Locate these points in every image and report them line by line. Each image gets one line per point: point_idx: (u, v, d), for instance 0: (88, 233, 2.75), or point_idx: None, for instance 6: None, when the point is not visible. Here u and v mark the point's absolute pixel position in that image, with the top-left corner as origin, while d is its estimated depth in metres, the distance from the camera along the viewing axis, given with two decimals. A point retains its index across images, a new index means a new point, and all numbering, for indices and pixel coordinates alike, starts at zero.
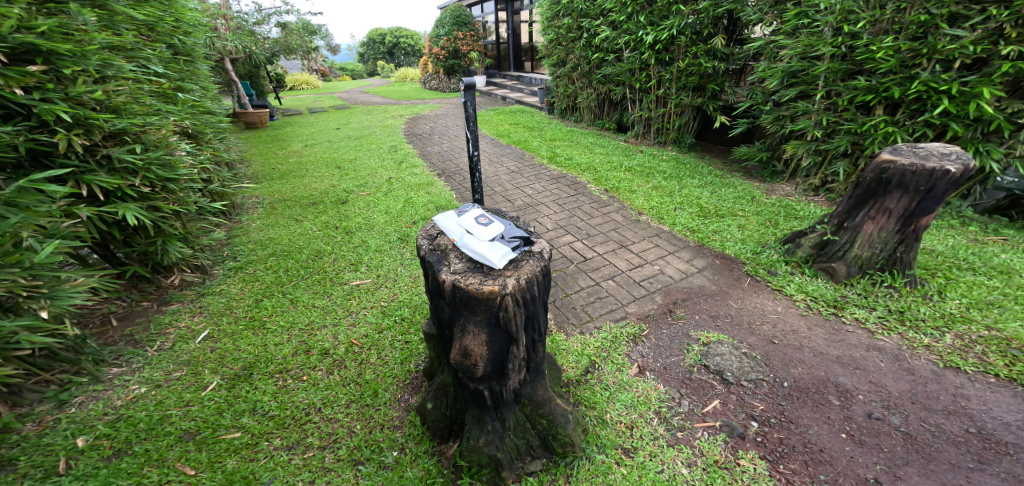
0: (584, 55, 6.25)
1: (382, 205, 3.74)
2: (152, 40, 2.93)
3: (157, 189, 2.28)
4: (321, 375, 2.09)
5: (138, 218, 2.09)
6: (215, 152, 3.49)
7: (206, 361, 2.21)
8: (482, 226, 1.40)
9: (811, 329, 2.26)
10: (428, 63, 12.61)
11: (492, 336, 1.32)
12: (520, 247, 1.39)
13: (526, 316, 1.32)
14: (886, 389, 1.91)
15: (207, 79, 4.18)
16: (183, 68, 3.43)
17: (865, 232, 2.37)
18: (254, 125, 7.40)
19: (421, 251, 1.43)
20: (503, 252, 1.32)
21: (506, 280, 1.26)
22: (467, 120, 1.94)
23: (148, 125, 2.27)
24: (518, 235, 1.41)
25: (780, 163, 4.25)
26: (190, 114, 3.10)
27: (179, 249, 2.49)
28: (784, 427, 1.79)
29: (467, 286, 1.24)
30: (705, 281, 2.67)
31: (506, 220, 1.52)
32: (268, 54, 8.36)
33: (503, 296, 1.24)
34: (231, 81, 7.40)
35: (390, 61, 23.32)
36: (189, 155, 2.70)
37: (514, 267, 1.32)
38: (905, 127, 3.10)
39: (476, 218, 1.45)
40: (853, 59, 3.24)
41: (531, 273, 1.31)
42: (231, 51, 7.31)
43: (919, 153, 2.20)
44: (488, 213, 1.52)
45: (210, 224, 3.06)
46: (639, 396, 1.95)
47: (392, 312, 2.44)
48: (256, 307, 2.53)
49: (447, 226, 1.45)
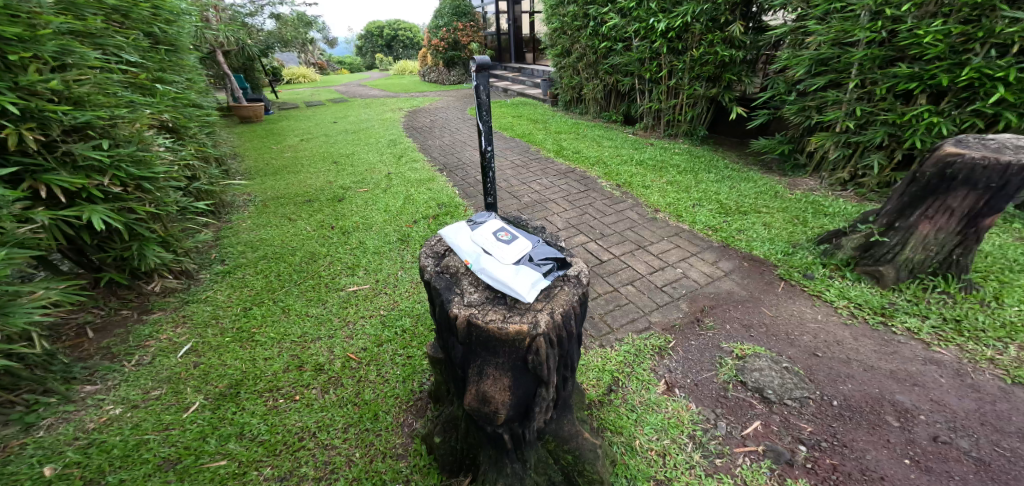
0: (590, 44, 5.97)
1: (381, 202, 3.51)
2: (127, 27, 2.68)
3: (131, 189, 2.08)
4: (315, 395, 1.88)
5: (109, 222, 1.87)
6: (203, 148, 3.25)
7: (189, 378, 1.99)
8: (504, 246, 1.20)
9: (857, 340, 2.07)
10: (426, 56, 12.31)
11: (516, 380, 1.11)
12: (551, 272, 1.20)
13: (558, 357, 1.11)
14: (950, 408, 1.71)
15: (194, 70, 3.93)
16: (165, 59, 3.18)
17: (920, 233, 2.18)
18: (248, 120, 7.15)
19: (427, 276, 1.22)
20: (533, 279, 1.13)
21: (538, 316, 1.06)
22: (478, 109, 1.72)
23: (117, 118, 2.05)
24: (549, 257, 1.23)
25: (802, 156, 4.04)
26: (172, 108, 2.86)
27: (157, 253, 2.26)
28: (836, 452, 1.58)
29: (487, 325, 1.03)
30: (733, 286, 2.47)
31: (531, 236, 1.33)
32: (262, 46, 8.10)
33: (534, 337, 1.03)
34: (224, 74, 7.13)
35: (388, 55, 22.99)
36: (167, 152, 2.47)
37: (547, 297, 1.12)
38: (952, 117, 2.91)
39: (495, 235, 1.26)
40: (894, 44, 3.05)
41: (568, 305, 1.11)
42: (222, 43, 7.03)
43: (989, 146, 1.99)
44: (509, 226, 1.32)
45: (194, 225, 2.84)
46: (670, 418, 1.73)
47: (392, 323, 2.21)
48: (245, 316, 2.31)
49: (460, 246, 1.25)
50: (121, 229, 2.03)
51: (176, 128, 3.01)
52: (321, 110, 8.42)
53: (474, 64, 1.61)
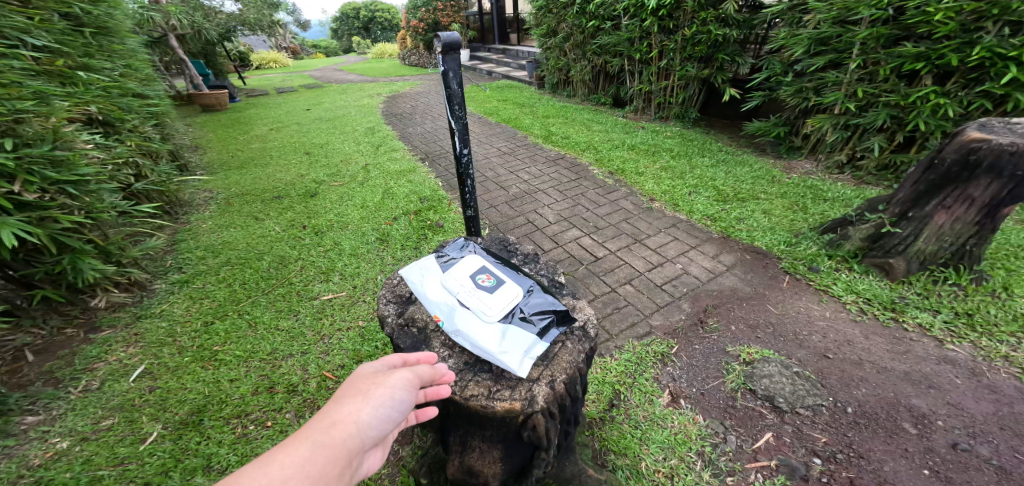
0: (577, 22, 5.68)
1: (357, 198, 3.28)
2: (34, 7, 2.40)
3: (49, 195, 1.87)
4: (290, 420, 1.68)
5: (26, 234, 1.69)
6: (145, 142, 2.97)
7: (144, 405, 1.75)
8: (486, 298, 1.04)
9: (869, 339, 1.97)
10: (406, 37, 11.78)
11: (508, 448, 1.07)
12: (550, 329, 1.05)
13: (557, 425, 1.05)
14: (968, 412, 1.60)
15: (136, 55, 3.56)
16: (91, 43, 2.88)
17: (935, 224, 2.11)
18: (212, 107, 6.70)
19: (387, 331, 1.17)
20: (526, 345, 0.99)
21: (535, 389, 0.99)
22: (448, 103, 1.58)
23: (22, 112, 1.84)
24: (546, 309, 1.06)
25: (797, 138, 3.92)
26: (101, 98, 2.65)
27: (94, 267, 2.06)
28: (854, 464, 1.44)
29: (474, 403, 0.97)
30: (737, 281, 2.36)
31: (520, 275, 1.15)
32: (224, 29, 7.56)
33: (530, 413, 0.97)
34: (181, 60, 6.64)
35: (366, 37, 22.12)
36: (97, 149, 2.32)
37: (547, 362, 1.05)
38: (958, 99, 2.83)
39: (474, 280, 1.09)
40: (900, 22, 2.93)
41: (570, 371, 1.04)
42: (175, 26, 6.51)
43: (1019, 130, 1.89)
44: (490, 265, 1.15)
45: (140, 234, 2.63)
46: (676, 433, 1.58)
47: (372, 336, 2.02)
48: (205, 333, 2.08)
49: (431, 297, 1.08)
50: (44, 241, 1.84)
51: (110, 120, 2.75)
52: (294, 96, 7.97)
53: (440, 42, 1.45)
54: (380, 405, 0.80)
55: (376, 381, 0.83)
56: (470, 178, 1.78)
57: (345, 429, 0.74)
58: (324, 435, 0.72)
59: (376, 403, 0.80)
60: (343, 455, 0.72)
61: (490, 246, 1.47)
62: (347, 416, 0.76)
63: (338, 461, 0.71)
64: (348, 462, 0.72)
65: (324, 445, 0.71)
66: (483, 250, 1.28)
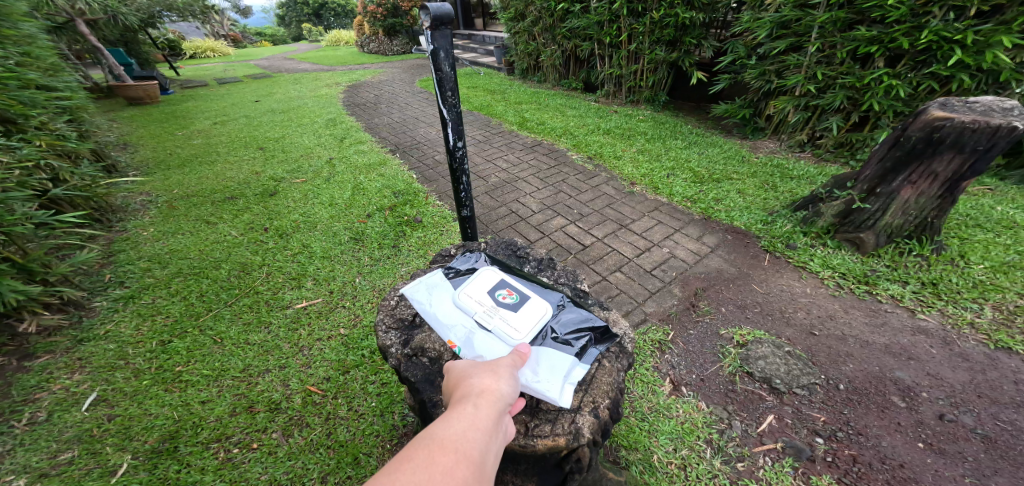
0: (545, 6, 5.56)
1: (323, 195, 3.07)
2: None
3: None
4: (277, 440, 1.53)
5: None
6: (59, 140, 2.67)
7: (105, 435, 1.53)
8: (514, 321, 1.07)
9: (848, 312, 2.04)
10: (362, 22, 11.22)
11: (543, 477, 1.12)
12: (588, 348, 1.08)
13: (598, 450, 1.12)
14: (947, 382, 1.70)
15: (35, 42, 3.11)
16: None
17: (902, 199, 2.19)
18: (139, 100, 6.16)
19: (395, 363, 1.20)
20: (567, 369, 1.01)
21: (579, 420, 1.05)
22: (439, 88, 1.49)
23: None
24: (581, 329, 1.10)
25: (761, 120, 4.01)
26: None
27: (14, 288, 1.79)
28: (854, 441, 1.52)
29: (515, 443, 1.03)
30: (722, 262, 2.38)
31: (540, 288, 1.19)
32: (148, 14, 6.86)
33: (576, 446, 1.02)
34: (97, 48, 5.97)
35: (317, 23, 20.95)
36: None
37: (587, 387, 1.12)
38: (907, 80, 2.96)
39: (494, 298, 1.12)
40: (855, 6, 3.01)
41: (610, 395, 1.11)
42: (84, 10, 5.82)
43: (976, 109, 2.00)
44: (508, 282, 1.18)
45: (73, 245, 2.32)
46: (683, 422, 1.59)
47: (356, 344, 1.89)
48: (162, 353, 1.85)
49: (454, 325, 1.09)
50: None
51: (9, 116, 2.41)
52: (240, 86, 7.40)
53: (427, 16, 1.32)
54: (512, 375, 0.86)
55: (497, 360, 0.89)
56: (464, 174, 1.72)
57: (493, 394, 0.80)
58: (478, 400, 0.78)
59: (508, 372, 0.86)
60: (499, 415, 0.78)
61: (502, 256, 1.49)
62: (490, 384, 0.83)
63: (498, 421, 0.77)
64: (504, 424, 0.78)
65: (482, 406, 0.77)
66: (492, 261, 1.30)
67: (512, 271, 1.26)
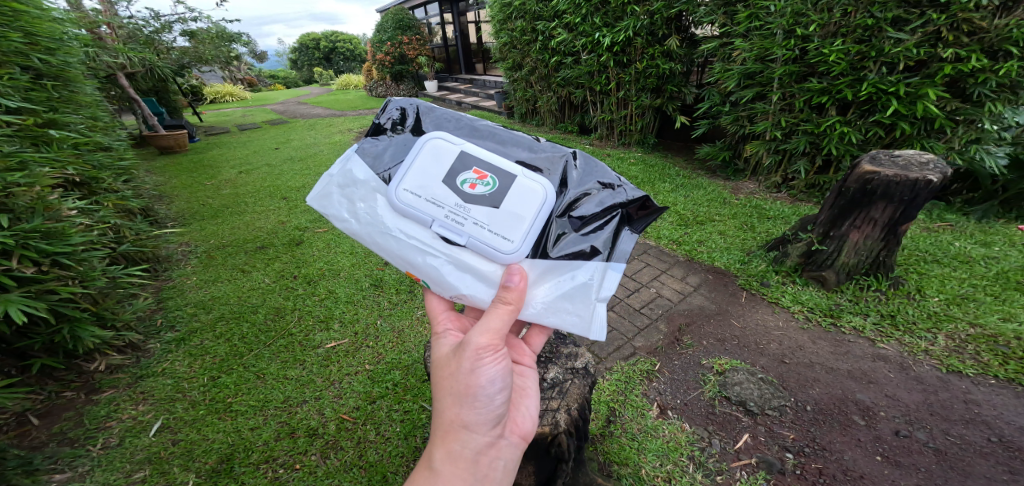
0: (541, 58, 6.18)
1: (344, 244, 3.42)
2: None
3: (46, 267, 2.01)
4: (316, 461, 1.77)
5: (30, 308, 1.82)
6: (121, 199, 3.09)
7: (171, 457, 1.78)
8: (489, 215, 1.09)
9: (815, 343, 2.30)
10: (372, 70, 12.19)
11: (539, 464, 1.43)
12: (621, 230, 1.12)
13: (576, 442, 1.43)
14: (903, 402, 1.94)
15: (94, 104, 3.61)
16: (50, 97, 3.00)
17: (852, 241, 2.50)
18: (169, 149, 6.71)
19: None
20: (586, 297, 1.10)
21: (557, 416, 1.39)
22: None
23: (14, 185, 2.02)
24: (605, 218, 1.12)
25: (740, 162, 4.42)
26: (73, 157, 2.76)
27: (94, 334, 2.11)
28: (819, 455, 1.74)
29: None
30: (703, 300, 2.67)
31: (525, 158, 1.15)
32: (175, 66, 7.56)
33: (556, 434, 1.35)
34: (133, 100, 6.59)
35: (326, 68, 22.38)
36: (82, 214, 2.44)
37: (563, 395, 1.46)
38: (857, 127, 3.36)
39: (460, 193, 1.11)
40: (804, 61, 3.46)
41: (579, 399, 1.45)
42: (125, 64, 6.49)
43: (899, 163, 2.34)
44: (472, 160, 1.12)
45: (132, 290, 2.65)
46: (668, 441, 1.83)
47: (381, 378, 2.14)
48: (214, 387, 2.11)
49: (424, 231, 1.12)
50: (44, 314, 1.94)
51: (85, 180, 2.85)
52: (259, 134, 8.01)
53: None
54: (469, 398, 1.09)
55: (459, 378, 1.10)
56: None
57: (458, 422, 1.06)
58: (446, 431, 1.05)
59: (469, 392, 1.09)
60: (464, 441, 1.05)
61: None
62: (456, 413, 1.07)
63: (462, 449, 1.04)
64: (471, 444, 1.06)
65: (448, 440, 1.04)
66: (447, 128, 1.20)
67: (472, 136, 1.19)
